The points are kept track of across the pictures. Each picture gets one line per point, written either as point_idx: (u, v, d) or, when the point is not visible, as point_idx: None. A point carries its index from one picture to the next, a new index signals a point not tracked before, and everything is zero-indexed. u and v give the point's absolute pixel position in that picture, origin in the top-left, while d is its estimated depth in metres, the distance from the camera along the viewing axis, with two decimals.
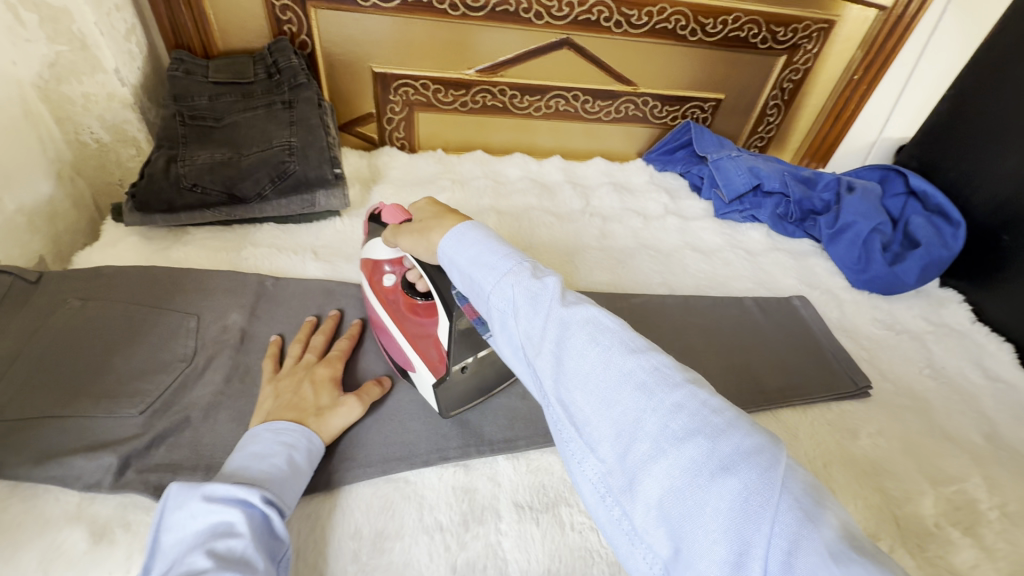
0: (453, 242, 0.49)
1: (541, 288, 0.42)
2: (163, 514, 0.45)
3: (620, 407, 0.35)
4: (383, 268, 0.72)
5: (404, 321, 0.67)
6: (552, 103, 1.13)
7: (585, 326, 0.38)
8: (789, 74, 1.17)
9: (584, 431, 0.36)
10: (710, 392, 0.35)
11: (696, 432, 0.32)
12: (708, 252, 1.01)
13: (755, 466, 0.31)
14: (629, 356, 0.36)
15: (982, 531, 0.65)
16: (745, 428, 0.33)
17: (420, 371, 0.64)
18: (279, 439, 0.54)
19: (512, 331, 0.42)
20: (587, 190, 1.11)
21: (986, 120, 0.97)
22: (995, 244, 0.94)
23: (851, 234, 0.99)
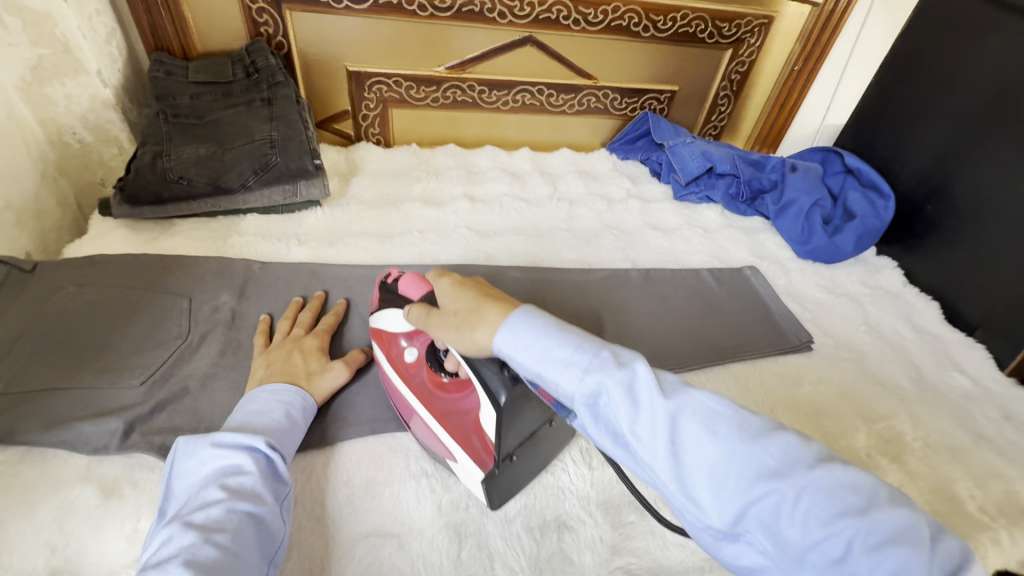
0: (509, 333, 0.48)
1: (631, 378, 0.44)
2: (173, 461, 0.50)
3: (756, 495, 0.37)
4: (401, 343, 0.65)
5: (434, 403, 0.61)
6: (519, 98, 1.21)
7: (696, 416, 0.41)
8: (735, 67, 1.26)
9: (726, 522, 0.39)
10: (841, 468, 0.37)
11: (842, 514, 0.35)
12: (667, 231, 1.10)
13: (908, 543, 0.33)
14: (751, 443, 0.39)
15: (906, 458, 0.74)
16: (886, 502, 0.35)
17: (461, 459, 0.58)
18: (276, 398, 0.59)
19: (612, 427, 0.44)
20: (555, 178, 1.18)
21: (908, 103, 1.08)
22: (919, 213, 1.05)
23: (795, 209, 1.08)
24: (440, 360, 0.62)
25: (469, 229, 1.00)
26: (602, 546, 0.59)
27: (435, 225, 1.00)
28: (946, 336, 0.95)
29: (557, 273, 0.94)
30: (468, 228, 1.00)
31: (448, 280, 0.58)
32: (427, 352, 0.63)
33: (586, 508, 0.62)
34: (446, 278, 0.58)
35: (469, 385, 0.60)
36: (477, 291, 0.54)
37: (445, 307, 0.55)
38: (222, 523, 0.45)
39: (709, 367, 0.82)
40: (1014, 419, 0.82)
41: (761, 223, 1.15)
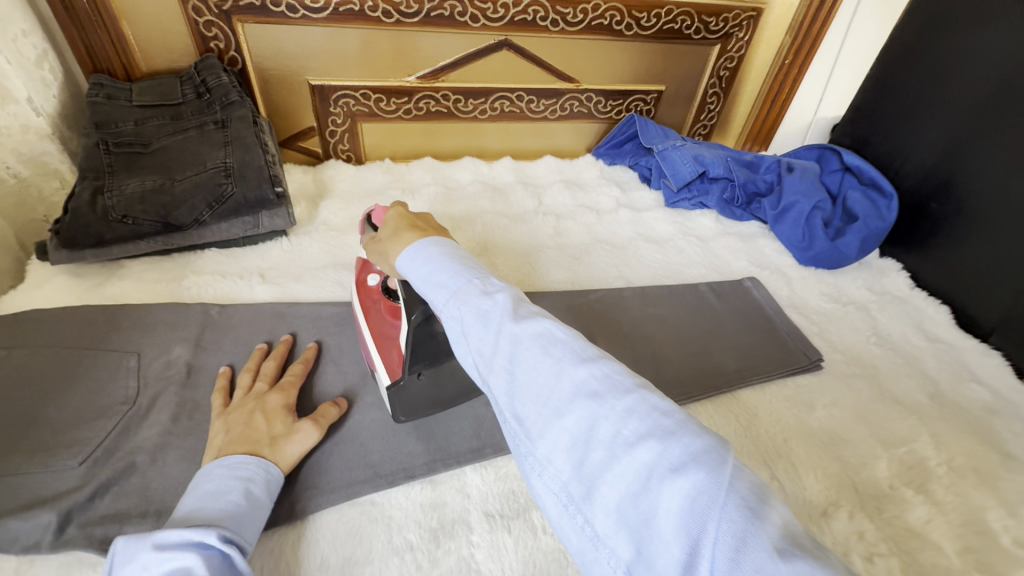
0: (409, 259, 0.51)
1: (488, 303, 0.43)
2: (112, 572, 0.42)
3: (573, 415, 0.36)
4: (371, 269, 0.74)
5: (376, 322, 0.68)
6: (497, 105, 1.13)
7: (536, 338, 0.40)
8: (724, 63, 1.20)
9: (542, 441, 0.37)
10: (663, 396, 0.36)
11: (647, 433, 0.33)
12: (661, 242, 1.03)
13: (705, 463, 0.31)
14: (580, 367, 0.38)
15: (932, 487, 0.68)
16: (694, 429, 0.34)
17: (379, 369, 0.65)
18: (234, 474, 0.51)
19: (465, 347, 0.43)
20: (539, 189, 1.11)
21: (907, 96, 1.02)
22: (924, 212, 1.00)
23: (794, 213, 1.02)
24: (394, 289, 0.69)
25: None
26: None
27: None
28: (960, 344, 0.90)
29: (545, 297, 0.88)
30: None
31: (396, 211, 0.65)
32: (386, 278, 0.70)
33: None
34: (396, 210, 0.65)
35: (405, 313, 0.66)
36: (405, 221, 0.60)
37: (379, 236, 0.63)
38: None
39: (714, 396, 0.76)
40: None
41: (759, 229, 1.09)
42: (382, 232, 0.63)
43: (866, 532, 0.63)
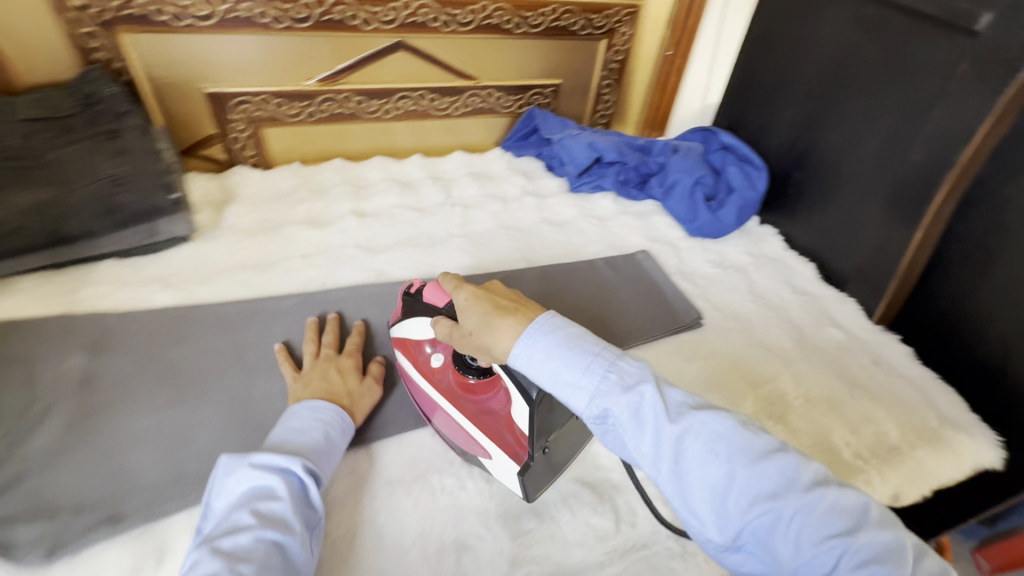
0: (522, 352, 0.54)
1: (639, 403, 0.50)
2: (216, 480, 0.51)
3: (753, 513, 0.44)
4: (425, 350, 0.68)
5: (466, 403, 0.64)
6: (401, 104, 1.17)
7: (701, 439, 0.47)
8: (613, 56, 1.29)
9: (726, 532, 0.46)
10: (833, 491, 0.44)
11: (830, 534, 0.42)
12: (563, 225, 1.11)
13: (883, 559, 0.41)
14: (751, 467, 0.45)
15: (790, 417, 0.79)
16: (869, 522, 0.42)
17: (497, 457, 0.61)
18: (314, 416, 0.60)
19: (627, 445, 0.51)
20: (448, 183, 1.17)
21: (766, 81, 1.14)
22: (790, 181, 1.12)
23: (680, 190, 1.12)
24: (469, 363, 0.65)
25: (357, 246, 0.96)
26: (501, 560, 0.59)
27: (324, 247, 0.95)
28: (823, 294, 1.02)
29: None
30: (356, 246, 0.96)
31: (465, 290, 0.61)
32: (454, 356, 0.66)
33: (485, 522, 0.62)
34: (465, 290, 0.61)
35: (497, 385, 0.64)
36: (491, 305, 0.58)
37: (467, 326, 0.59)
38: (248, 551, 0.46)
39: None
40: (882, 363, 0.90)
41: (653, 207, 1.18)
42: (471, 320, 0.59)
43: None
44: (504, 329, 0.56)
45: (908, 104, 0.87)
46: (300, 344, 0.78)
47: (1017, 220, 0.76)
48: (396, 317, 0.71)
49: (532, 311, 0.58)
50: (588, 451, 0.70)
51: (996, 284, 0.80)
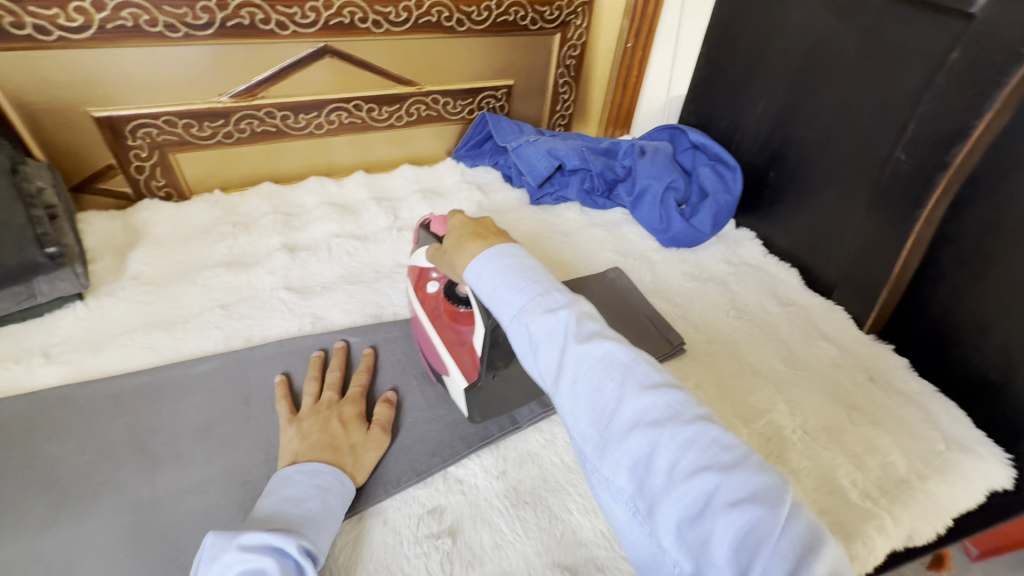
0: (474, 269, 0.51)
1: (553, 321, 0.45)
2: (199, 570, 0.44)
3: (632, 440, 0.38)
4: (429, 275, 0.72)
5: (445, 329, 0.67)
6: (334, 117, 1.04)
7: (600, 362, 0.42)
8: (568, 51, 1.18)
9: (604, 460, 0.39)
10: (721, 430, 0.38)
11: (706, 467, 0.35)
12: (525, 243, 1.00)
13: (761, 501, 0.33)
14: (640, 393, 0.40)
15: (789, 455, 0.71)
16: (756, 466, 0.36)
17: (453, 375, 0.65)
18: (313, 482, 0.54)
19: (535, 363, 0.46)
20: (394, 204, 1.04)
21: (734, 72, 1.06)
22: (766, 181, 1.03)
23: (649, 197, 1.03)
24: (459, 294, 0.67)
25: (289, 289, 0.83)
26: None
27: (249, 294, 0.82)
28: (809, 304, 0.95)
29: (400, 323, 0.81)
30: (287, 289, 0.83)
31: (457, 216, 0.61)
32: (450, 285, 0.69)
33: None
34: (459, 215, 0.62)
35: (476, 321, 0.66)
36: (470, 229, 0.57)
37: (445, 246, 0.60)
38: None
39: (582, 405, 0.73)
40: (879, 379, 0.83)
41: (622, 215, 1.09)
42: (448, 241, 0.59)
43: None
44: (466, 248, 0.54)
45: (890, 93, 0.79)
46: (219, 420, 0.66)
47: (1015, 221, 0.69)
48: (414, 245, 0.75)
49: (501, 240, 0.54)
50: (567, 524, 0.61)
51: (995, 292, 0.73)
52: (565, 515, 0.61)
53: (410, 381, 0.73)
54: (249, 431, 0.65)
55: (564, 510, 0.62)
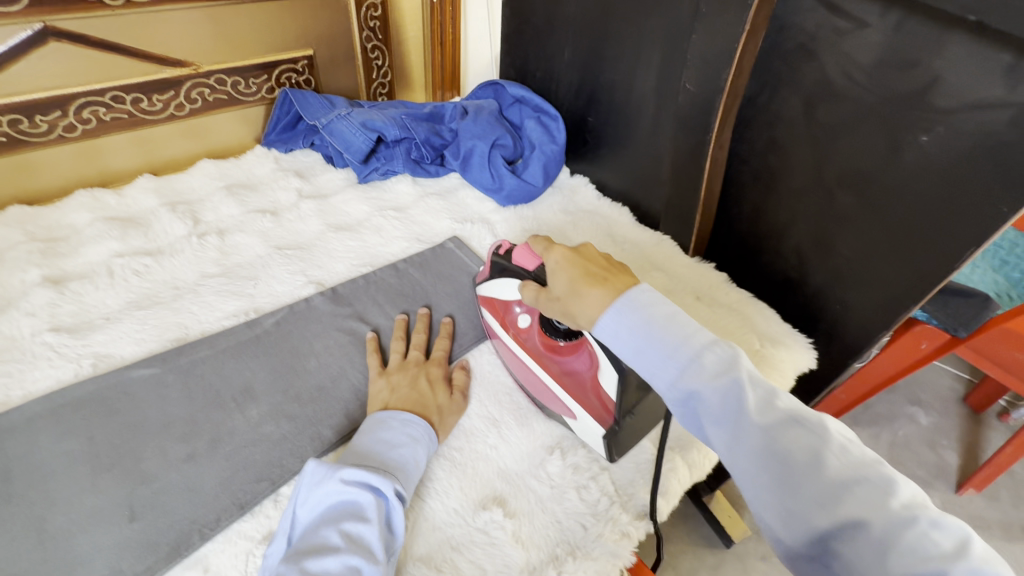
0: (608, 324, 0.49)
1: (727, 389, 0.42)
2: (303, 490, 0.50)
3: (830, 522, 0.36)
4: (515, 310, 0.69)
5: (549, 362, 0.65)
6: (89, 115, 0.87)
7: (784, 435, 0.39)
8: (369, 12, 1.08)
9: (802, 543, 0.37)
10: (933, 514, 0.35)
11: (920, 558, 0.33)
12: (356, 227, 0.92)
13: None
14: (833, 473, 0.37)
15: None
16: (982, 559, 0.33)
17: (581, 418, 0.61)
18: (406, 431, 0.58)
19: (703, 431, 0.44)
20: (192, 206, 0.90)
21: (539, 21, 1.05)
22: (587, 126, 1.06)
23: (477, 158, 1.00)
24: (554, 325, 0.65)
25: (57, 331, 0.69)
26: None
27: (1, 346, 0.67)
28: (641, 238, 0.99)
29: (208, 341, 0.71)
30: (54, 331, 0.69)
31: (557, 250, 0.57)
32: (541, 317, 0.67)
33: None
34: (557, 251, 0.57)
35: (582, 348, 0.64)
36: (583, 271, 0.53)
37: (551, 287, 0.56)
38: None
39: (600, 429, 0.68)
40: (704, 297, 0.89)
41: (458, 181, 1.05)
42: (558, 284, 0.55)
43: (580, 459, 0.64)
44: (589, 301, 0.51)
45: (667, 26, 0.83)
46: None
47: (787, 134, 0.76)
48: (485, 276, 0.72)
49: (623, 281, 0.51)
50: (418, 512, 0.58)
51: (783, 201, 0.81)
52: (417, 504, 0.59)
53: (223, 406, 0.64)
54: (9, 512, 0.53)
55: (416, 499, 0.59)
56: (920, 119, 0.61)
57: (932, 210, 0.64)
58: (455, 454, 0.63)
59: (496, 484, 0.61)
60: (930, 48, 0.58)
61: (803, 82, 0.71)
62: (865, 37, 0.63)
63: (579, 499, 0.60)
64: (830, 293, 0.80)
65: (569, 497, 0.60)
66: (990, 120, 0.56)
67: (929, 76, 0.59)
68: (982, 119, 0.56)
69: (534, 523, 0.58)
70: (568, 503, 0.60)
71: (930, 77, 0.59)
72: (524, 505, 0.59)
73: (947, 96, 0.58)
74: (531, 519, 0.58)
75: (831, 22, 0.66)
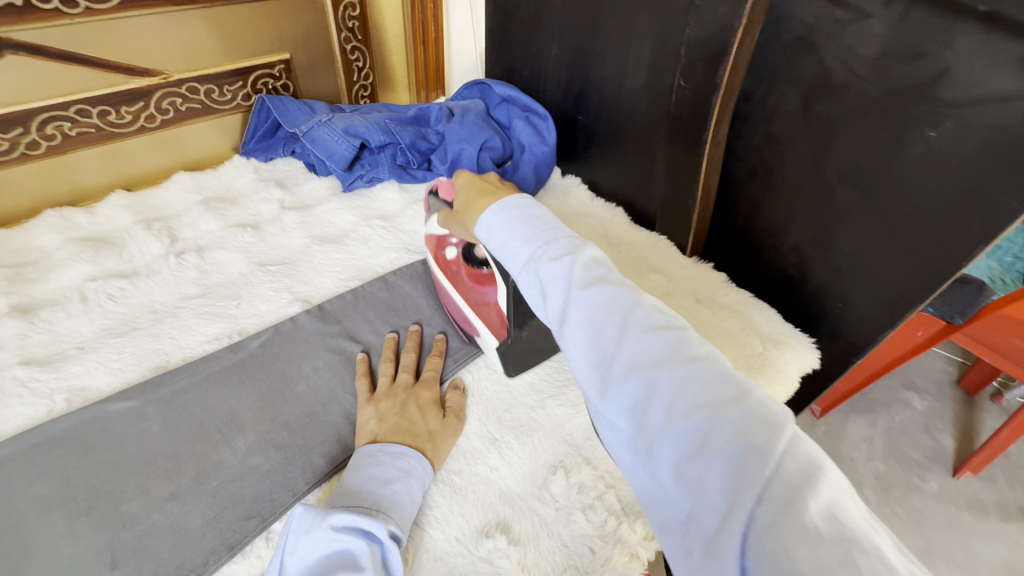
0: (485, 223, 0.54)
1: (564, 271, 0.46)
2: (290, 540, 0.47)
3: (628, 379, 0.39)
4: (447, 243, 0.76)
5: (469, 292, 0.71)
6: (52, 130, 0.82)
7: (603, 306, 0.43)
8: (347, 11, 1.04)
9: (608, 402, 0.40)
10: (718, 367, 0.37)
11: (696, 401, 0.35)
12: (341, 239, 0.89)
13: (750, 429, 0.33)
14: (639, 336, 0.40)
15: None
16: (754, 401, 0.35)
17: (484, 335, 0.69)
18: (398, 464, 0.55)
19: (548, 313, 0.47)
20: (169, 222, 0.86)
21: (523, 17, 1.02)
22: (577, 125, 1.03)
23: (465, 162, 0.97)
24: (477, 257, 0.72)
25: (28, 364, 0.65)
26: None
27: None
28: (637, 240, 0.97)
29: (190, 367, 0.67)
30: (24, 364, 0.65)
31: (464, 176, 0.62)
32: (466, 250, 0.73)
33: None
34: (463, 176, 0.62)
35: (496, 280, 0.69)
36: (478, 188, 0.59)
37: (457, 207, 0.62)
38: None
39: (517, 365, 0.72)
40: (704, 299, 0.87)
41: None
42: (459, 202, 0.61)
43: (583, 477, 0.61)
44: (477, 208, 0.56)
45: (657, 19, 0.80)
46: None
47: (785, 129, 0.73)
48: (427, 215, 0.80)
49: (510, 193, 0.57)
50: (418, 543, 0.55)
51: (781, 198, 0.78)
52: (418, 533, 0.56)
53: (208, 437, 0.60)
54: None
55: (416, 528, 0.57)
56: (926, 114, 0.59)
57: (919, 199, 0.63)
58: (454, 478, 0.61)
59: (498, 508, 0.59)
60: (936, 39, 0.56)
61: (800, 76, 0.69)
62: (868, 28, 0.60)
63: (586, 520, 0.58)
64: (832, 290, 0.78)
65: (575, 518, 0.58)
66: (1003, 113, 0.54)
67: (936, 68, 0.57)
68: (993, 111, 0.54)
69: (540, 549, 0.56)
70: (575, 525, 0.57)
71: (936, 69, 0.57)
72: (529, 530, 0.57)
73: (955, 88, 0.56)
74: (536, 544, 0.56)
75: (829, 13, 0.63)
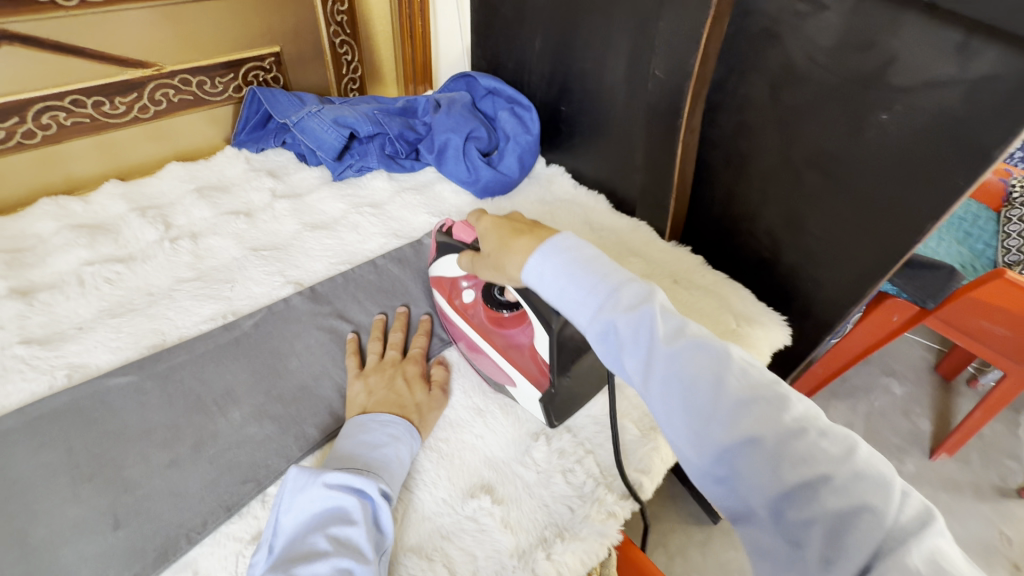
0: (534, 267, 0.48)
1: (642, 320, 0.42)
2: (285, 497, 0.50)
3: (729, 438, 0.36)
4: (461, 286, 0.72)
5: (494, 336, 0.67)
6: (48, 120, 0.84)
7: (693, 360, 0.39)
8: (336, 6, 1.06)
9: (704, 459, 0.37)
10: (822, 426, 0.36)
11: (809, 466, 0.34)
12: (332, 225, 0.92)
13: (871, 496, 0.32)
14: (736, 394, 0.37)
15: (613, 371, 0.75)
16: (866, 462, 0.34)
17: (521, 384, 0.64)
18: (387, 430, 0.58)
19: (620, 364, 0.43)
20: (163, 210, 0.89)
21: (507, 12, 1.05)
22: (560, 115, 1.06)
23: (451, 151, 1.00)
24: (497, 298, 0.68)
25: (28, 343, 0.68)
26: None
27: None
28: (618, 225, 1.01)
29: (187, 345, 0.70)
30: (25, 343, 0.68)
31: (487, 220, 0.58)
32: (484, 292, 0.69)
33: None
34: (486, 219, 0.58)
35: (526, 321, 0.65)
36: (509, 227, 0.54)
37: (484, 252, 0.58)
38: None
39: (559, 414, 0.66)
40: (682, 280, 0.91)
41: (434, 174, 1.05)
42: (489, 244, 0.56)
43: (564, 443, 0.65)
44: (515, 249, 0.51)
45: (634, 13, 0.83)
46: None
47: (755, 117, 0.77)
48: (434, 256, 0.75)
49: (549, 231, 0.51)
50: (406, 504, 0.59)
51: (754, 183, 0.82)
52: (407, 496, 0.59)
53: (205, 410, 0.63)
54: None
55: (405, 491, 0.60)
56: (880, 100, 0.63)
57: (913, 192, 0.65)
58: (441, 445, 0.64)
59: (483, 472, 0.62)
60: (885, 29, 0.60)
61: (768, 66, 0.73)
62: (826, 20, 0.64)
63: (565, 482, 0.61)
64: (804, 271, 0.82)
65: (555, 480, 0.62)
66: (947, 98, 0.57)
67: (886, 56, 0.61)
68: (939, 96, 0.58)
69: (522, 509, 0.59)
70: (555, 487, 0.61)
71: (886, 57, 0.61)
72: (511, 492, 0.60)
73: (903, 74, 0.60)
74: (518, 505, 0.59)
75: (792, 6, 0.66)
